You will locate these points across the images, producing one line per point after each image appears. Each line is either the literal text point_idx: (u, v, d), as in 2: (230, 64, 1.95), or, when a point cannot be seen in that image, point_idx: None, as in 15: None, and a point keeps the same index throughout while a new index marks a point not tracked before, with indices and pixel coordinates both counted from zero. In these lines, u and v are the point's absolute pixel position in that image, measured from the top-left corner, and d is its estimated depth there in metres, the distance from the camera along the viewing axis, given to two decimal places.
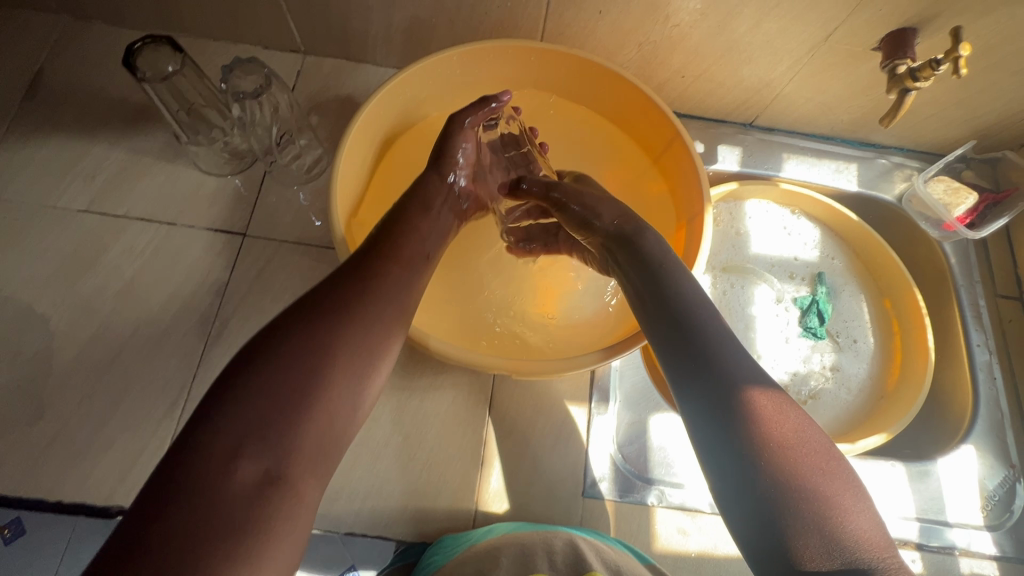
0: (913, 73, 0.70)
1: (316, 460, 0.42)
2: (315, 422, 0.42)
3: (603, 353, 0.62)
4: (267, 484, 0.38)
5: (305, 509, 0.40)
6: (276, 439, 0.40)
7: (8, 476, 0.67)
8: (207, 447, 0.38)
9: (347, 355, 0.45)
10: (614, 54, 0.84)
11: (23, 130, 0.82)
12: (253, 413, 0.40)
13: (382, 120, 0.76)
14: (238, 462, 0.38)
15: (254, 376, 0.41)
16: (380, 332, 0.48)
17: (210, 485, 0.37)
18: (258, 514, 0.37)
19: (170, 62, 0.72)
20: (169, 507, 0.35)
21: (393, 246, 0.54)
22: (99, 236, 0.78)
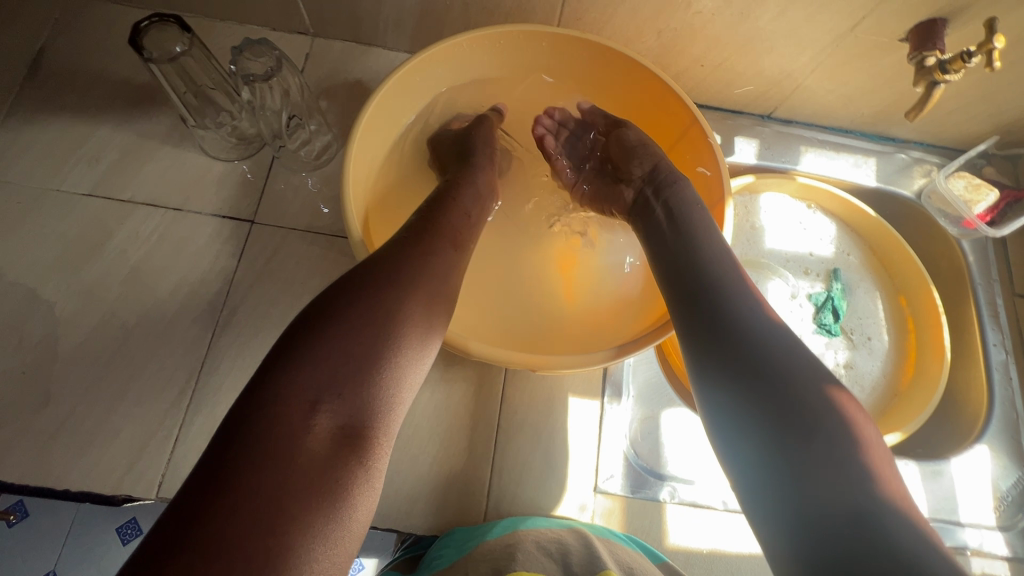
0: (944, 65, 0.67)
1: (387, 416, 0.42)
2: (389, 381, 0.42)
3: (613, 352, 0.61)
4: (342, 440, 0.38)
5: (378, 464, 0.40)
6: (350, 394, 0.40)
7: (12, 464, 0.66)
8: (284, 401, 0.38)
9: (413, 315, 0.45)
10: (632, 41, 0.82)
11: (25, 111, 0.80)
12: (322, 372, 0.39)
13: (394, 106, 0.74)
14: (314, 417, 0.38)
15: (323, 335, 0.41)
16: (440, 297, 0.48)
17: (288, 443, 0.36)
18: (337, 466, 0.37)
19: (177, 42, 0.68)
20: (254, 454, 0.35)
21: (440, 223, 0.55)
22: (103, 221, 0.76)
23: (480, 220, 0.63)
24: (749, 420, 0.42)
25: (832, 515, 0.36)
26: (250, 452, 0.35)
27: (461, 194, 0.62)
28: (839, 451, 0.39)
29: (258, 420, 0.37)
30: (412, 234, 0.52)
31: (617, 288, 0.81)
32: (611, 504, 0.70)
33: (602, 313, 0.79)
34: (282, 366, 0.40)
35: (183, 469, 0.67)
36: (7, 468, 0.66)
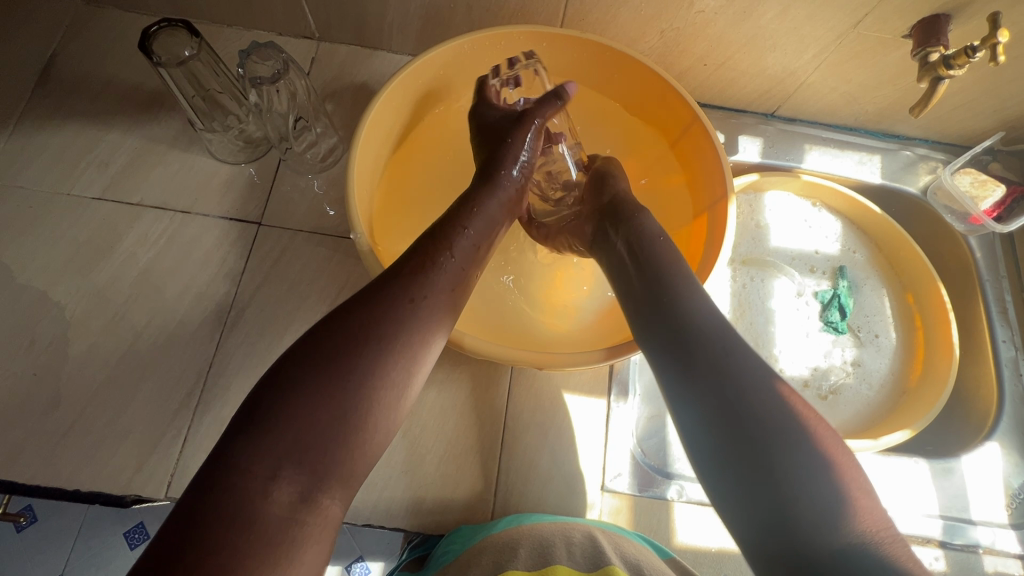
0: (947, 61, 0.68)
1: (353, 476, 0.41)
2: (358, 442, 0.41)
3: (604, 353, 0.61)
4: (303, 505, 0.38)
5: (331, 524, 0.39)
6: (313, 461, 0.38)
7: (23, 464, 0.66)
8: (248, 465, 0.37)
9: (390, 369, 0.43)
10: (634, 41, 0.82)
11: (36, 117, 0.81)
12: (290, 436, 0.38)
13: (399, 108, 0.75)
14: (274, 485, 0.37)
15: (293, 394, 0.40)
16: (421, 346, 0.46)
17: (249, 508, 0.36)
18: (292, 533, 0.37)
19: (186, 46, 0.68)
20: (214, 523, 0.35)
21: (440, 258, 0.51)
22: (113, 224, 0.77)
23: (489, 245, 0.58)
24: (722, 443, 0.44)
25: (781, 528, 0.40)
26: (211, 520, 0.35)
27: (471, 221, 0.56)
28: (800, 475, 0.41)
29: (222, 484, 0.36)
30: (404, 271, 0.49)
31: None
32: (618, 502, 0.70)
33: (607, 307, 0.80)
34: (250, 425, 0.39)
35: (192, 469, 0.67)
36: (17, 469, 0.66)
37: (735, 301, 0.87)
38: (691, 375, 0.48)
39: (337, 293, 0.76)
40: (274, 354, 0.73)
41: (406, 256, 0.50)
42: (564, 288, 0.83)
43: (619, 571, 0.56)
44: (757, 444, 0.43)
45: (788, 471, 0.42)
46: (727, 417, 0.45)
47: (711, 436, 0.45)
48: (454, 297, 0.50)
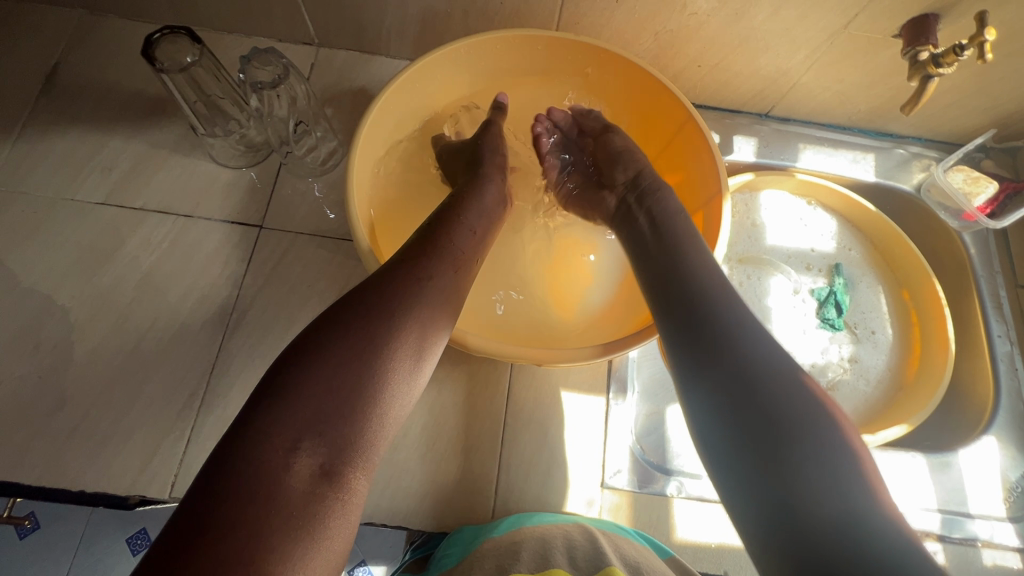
0: (936, 59, 0.69)
1: (370, 452, 0.41)
2: (374, 417, 0.42)
3: (597, 349, 0.62)
4: (323, 478, 0.38)
5: (355, 501, 0.40)
6: (332, 433, 0.39)
7: (29, 466, 0.67)
8: (268, 438, 0.38)
9: (403, 345, 0.45)
10: (629, 43, 0.83)
11: (40, 124, 0.82)
12: (309, 409, 0.39)
13: (396, 112, 0.76)
14: (294, 457, 0.38)
15: (310, 367, 0.41)
16: (431, 325, 0.48)
17: (271, 481, 0.36)
18: (314, 506, 0.37)
19: (188, 54, 0.70)
20: (235, 496, 0.35)
21: (445, 244, 0.54)
22: (116, 228, 0.78)
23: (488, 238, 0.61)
24: (730, 427, 0.43)
25: (799, 532, 0.37)
26: (231, 492, 0.35)
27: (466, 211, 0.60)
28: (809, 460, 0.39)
29: (243, 458, 0.37)
30: (410, 255, 0.51)
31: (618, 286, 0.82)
32: (618, 499, 0.70)
33: (606, 308, 0.80)
34: (269, 400, 0.40)
35: (195, 470, 0.68)
36: (23, 471, 0.67)
37: None
38: (704, 364, 0.46)
39: (338, 294, 0.77)
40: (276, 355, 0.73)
41: (410, 243, 0.54)
42: (562, 287, 0.83)
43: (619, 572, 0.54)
44: (772, 432, 0.41)
45: (808, 460, 0.39)
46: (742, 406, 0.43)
47: (726, 426, 0.43)
48: (459, 282, 0.53)
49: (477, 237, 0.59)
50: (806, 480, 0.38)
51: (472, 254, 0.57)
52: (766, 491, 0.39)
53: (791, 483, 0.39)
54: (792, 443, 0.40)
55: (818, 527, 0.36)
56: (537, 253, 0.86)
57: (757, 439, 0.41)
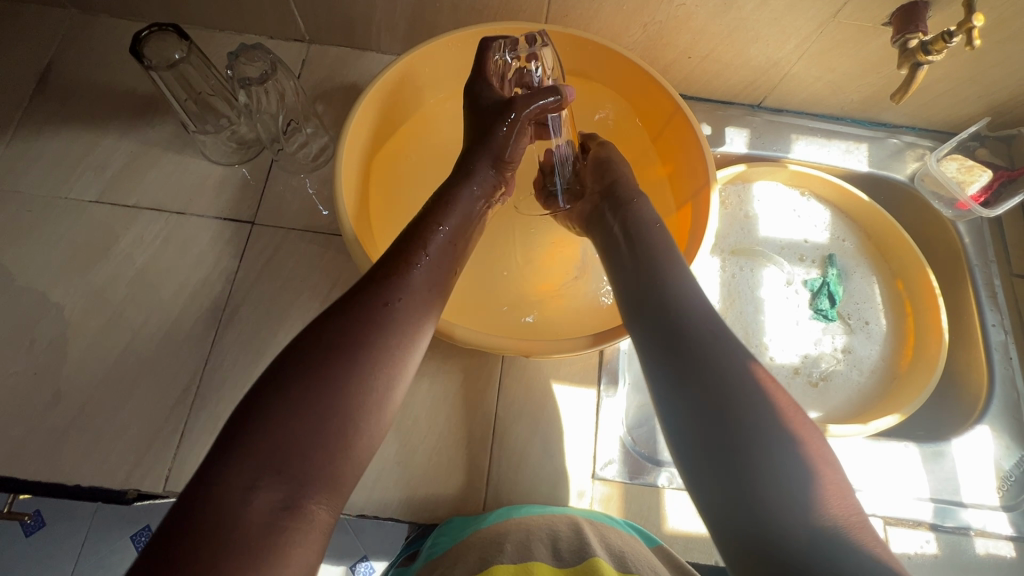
0: (925, 46, 0.68)
1: (337, 483, 0.41)
2: (338, 448, 0.41)
3: (590, 339, 0.62)
4: (282, 514, 0.38)
5: (322, 532, 0.39)
6: (293, 469, 0.39)
7: (25, 461, 0.68)
8: (227, 477, 0.38)
9: (371, 371, 0.44)
10: (618, 35, 0.83)
11: (34, 123, 0.83)
12: (268, 442, 0.39)
13: (385, 106, 0.76)
14: (254, 494, 0.37)
15: (268, 402, 0.40)
16: (400, 348, 0.47)
17: (228, 517, 0.36)
18: (275, 541, 0.37)
19: (176, 49, 0.71)
20: (195, 537, 0.35)
21: (415, 261, 0.53)
22: (110, 226, 0.79)
23: (464, 247, 0.60)
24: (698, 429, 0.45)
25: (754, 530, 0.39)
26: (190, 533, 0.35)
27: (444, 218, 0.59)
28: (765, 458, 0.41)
29: (203, 497, 0.37)
30: (378, 276, 0.50)
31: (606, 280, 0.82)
32: (609, 490, 0.70)
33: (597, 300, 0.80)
34: (230, 436, 0.39)
35: (188, 464, 0.69)
36: (19, 466, 0.68)
37: (724, 291, 0.87)
38: (677, 367, 0.48)
39: (330, 288, 0.77)
40: (268, 350, 0.74)
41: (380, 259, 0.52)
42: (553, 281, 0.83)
43: (604, 565, 0.54)
44: (734, 436, 0.43)
45: (762, 470, 0.41)
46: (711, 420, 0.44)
47: (693, 437, 0.45)
48: (430, 296, 0.52)
49: (448, 243, 0.57)
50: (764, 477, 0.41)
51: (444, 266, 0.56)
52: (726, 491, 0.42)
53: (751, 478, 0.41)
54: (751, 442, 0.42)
55: (769, 540, 0.39)
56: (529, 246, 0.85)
57: (715, 445, 0.43)
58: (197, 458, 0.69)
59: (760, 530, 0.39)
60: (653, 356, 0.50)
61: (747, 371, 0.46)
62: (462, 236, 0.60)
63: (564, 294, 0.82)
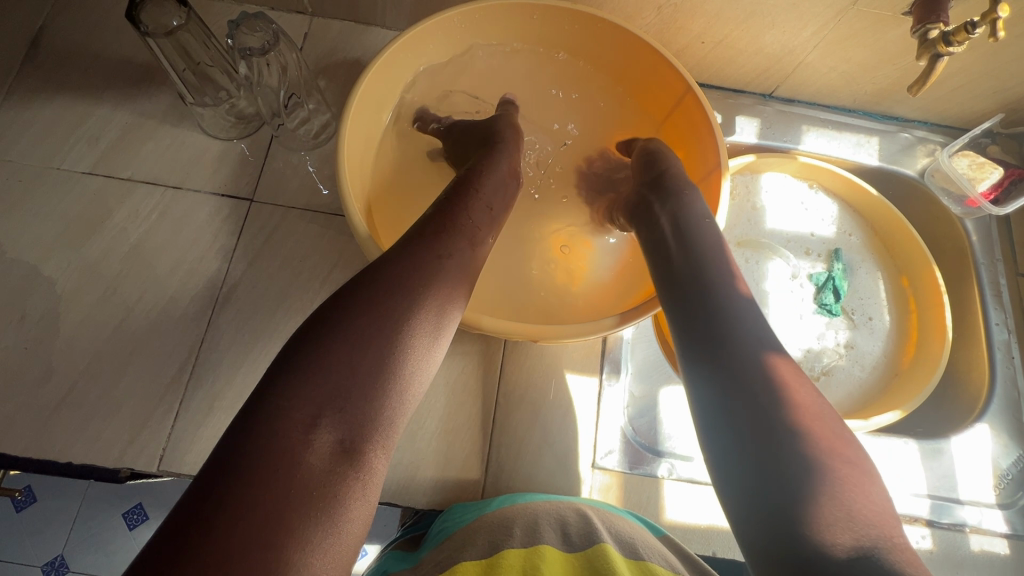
0: (946, 37, 0.65)
1: (388, 432, 0.40)
2: (391, 394, 0.41)
3: (594, 326, 0.61)
4: (342, 456, 0.37)
5: (376, 481, 0.39)
6: (351, 411, 0.38)
7: (16, 437, 0.67)
8: (285, 414, 0.37)
9: (420, 322, 0.44)
10: (631, 17, 0.81)
11: (26, 90, 0.80)
12: (327, 383, 0.38)
13: (389, 83, 0.74)
14: (314, 434, 0.37)
15: (327, 342, 0.40)
16: (448, 302, 0.47)
17: (289, 457, 0.35)
18: (336, 483, 0.36)
19: (174, 16, 0.67)
20: (254, 469, 0.34)
21: (458, 221, 0.53)
22: (104, 199, 0.77)
23: (501, 214, 0.60)
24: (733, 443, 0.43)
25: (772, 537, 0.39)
26: (247, 466, 0.34)
27: (483, 186, 0.60)
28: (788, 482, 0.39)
29: (262, 432, 0.36)
30: (424, 232, 0.50)
31: (611, 271, 0.81)
32: (609, 480, 0.70)
33: (598, 296, 0.78)
34: (285, 374, 0.39)
35: (184, 443, 0.68)
36: (10, 441, 0.67)
37: None
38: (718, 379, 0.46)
39: (330, 269, 0.76)
40: (266, 331, 0.73)
41: (426, 221, 0.52)
42: (557, 273, 0.81)
43: (613, 553, 0.53)
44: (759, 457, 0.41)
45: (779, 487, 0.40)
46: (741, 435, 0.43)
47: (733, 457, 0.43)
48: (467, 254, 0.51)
49: (480, 206, 0.57)
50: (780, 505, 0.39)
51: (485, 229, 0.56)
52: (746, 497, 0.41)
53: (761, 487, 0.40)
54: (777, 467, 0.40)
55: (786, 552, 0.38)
56: (534, 230, 0.84)
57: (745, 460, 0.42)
58: (192, 438, 0.68)
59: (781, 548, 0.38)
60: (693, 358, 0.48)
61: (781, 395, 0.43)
62: (500, 205, 0.61)
63: (566, 285, 0.80)
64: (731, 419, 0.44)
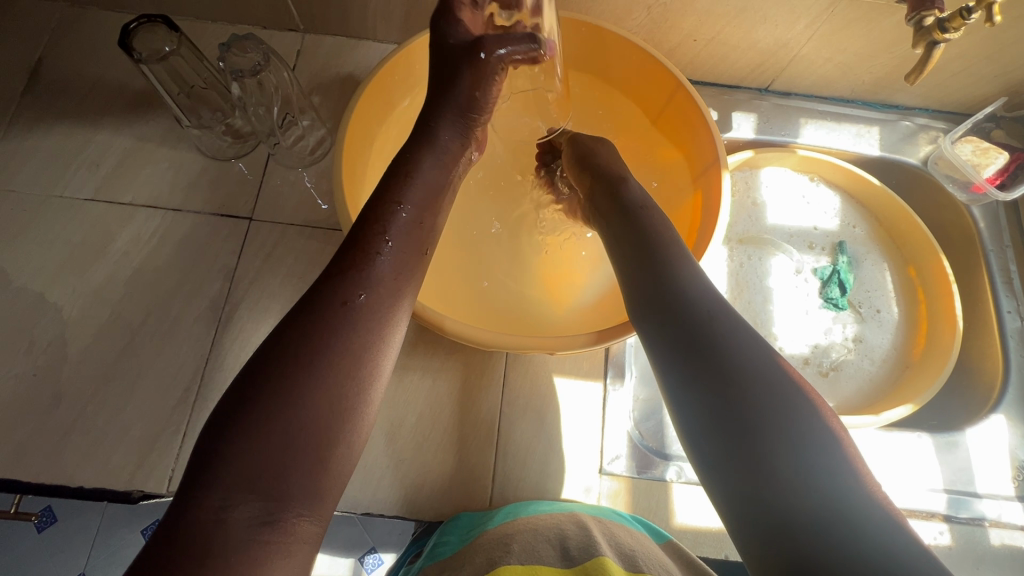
0: (942, 24, 0.63)
1: (316, 493, 0.37)
2: (315, 454, 0.37)
3: (594, 336, 0.60)
4: (261, 526, 0.34)
5: (305, 543, 0.36)
6: (268, 478, 0.35)
7: (28, 464, 0.68)
8: (200, 492, 0.35)
9: (360, 369, 0.41)
10: (621, 19, 0.81)
11: (26, 120, 0.81)
12: (238, 451, 0.36)
13: (382, 101, 0.74)
14: (229, 509, 0.34)
15: (241, 408, 0.37)
16: (372, 340, 0.43)
17: (199, 539, 0.33)
18: (255, 557, 0.33)
19: (166, 42, 0.69)
20: (167, 555, 0.32)
21: (380, 241, 0.48)
22: (106, 224, 0.78)
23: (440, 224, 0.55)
24: (716, 432, 0.42)
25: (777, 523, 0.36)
26: (163, 548, 0.33)
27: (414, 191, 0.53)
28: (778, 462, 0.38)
29: (178, 514, 0.34)
30: (343, 262, 0.46)
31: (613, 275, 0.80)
32: (617, 485, 0.70)
33: (604, 297, 0.77)
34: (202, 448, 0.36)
35: None
36: (23, 468, 0.67)
37: (733, 280, 0.86)
38: (691, 370, 0.45)
39: None
40: None
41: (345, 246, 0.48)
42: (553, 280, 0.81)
43: (612, 565, 0.53)
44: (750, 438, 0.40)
45: (781, 467, 0.38)
46: (724, 424, 0.42)
47: (718, 443, 0.41)
48: (414, 290, 0.48)
49: (426, 220, 0.52)
50: (784, 487, 0.37)
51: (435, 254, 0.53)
52: (740, 489, 0.39)
53: (761, 466, 0.39)
54: (769, 451, 0.39)
55: (785, 519, 0.36)
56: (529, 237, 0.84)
57: (730, 439, 0.41)
58: None
59: (790, 519, 0.36)
60: (669, 359, 0.48)
61: (762, 374, 0.43)
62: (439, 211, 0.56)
63: (565, 291, 0.80)
64: (713, 408, 0.43)
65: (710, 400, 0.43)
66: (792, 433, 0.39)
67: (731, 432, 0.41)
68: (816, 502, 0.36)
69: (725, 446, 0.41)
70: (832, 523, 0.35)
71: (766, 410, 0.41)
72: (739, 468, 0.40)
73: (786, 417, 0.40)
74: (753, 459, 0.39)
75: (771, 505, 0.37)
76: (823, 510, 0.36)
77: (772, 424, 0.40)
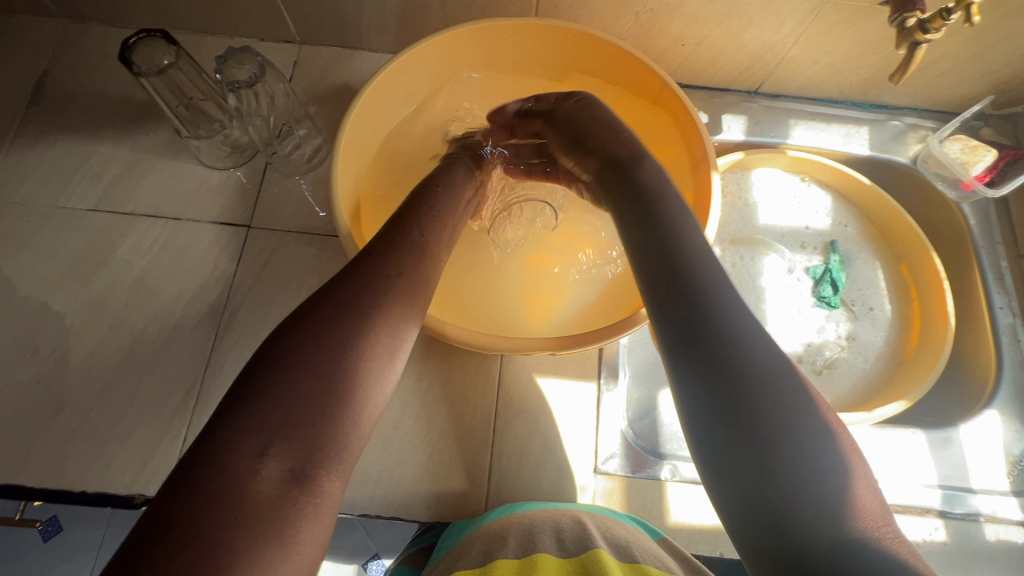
0: (923, 24, 0.64)
1: (342, 459, 0.40)
2: (343, 421, 0.41)
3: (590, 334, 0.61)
4: (292, 482, 0.37)
5: (331, 504, 0.39)
6: (301, 436, 0.39)
7: (33, 469, 0.69)
8: (233, 443, 0.37)
9: (374, 341, 0.44)
10: (610, 25, 0.82)
11: (30, 133, 0.83)
12: (275, 411, 0.39)
13: (377, 109, 0.76)
14: (264, 461, 0.37)
15: (274, 373, 0.40)
16: (398, 324, 0.46)
17: (233, 487, 0.35)
18: (287, 512, 0.36)
19: (165, 55, 0.70)
20: (198, 497, 0.34)
21: (408, 237, 0.53)
22: (108, 234, 0.79)
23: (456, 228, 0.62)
24: (716, 417, 0.42)
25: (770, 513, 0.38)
26: (194, 489, 0.35)
27: (435, 202, 0.60)
28: (776, 455, 0.39)
29: (207, 462, 0.36)
30: (375, 251, 0.50)
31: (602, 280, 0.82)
32: (612, 484, 0.70)
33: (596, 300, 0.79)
34: (233, 406, 0.39)
35: None
36: (28, 472, 0.69)
37: None
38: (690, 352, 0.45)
39: None
40: None
41: (377, 239, 0.52)
42: (544, 285, 0.83)
43: (606, 556, 0.52)
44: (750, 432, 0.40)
45: (780, 462, 0.39)
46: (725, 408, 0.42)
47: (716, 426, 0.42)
48: (425, 275, 0.52)
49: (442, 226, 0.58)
50: (783, 482, 0.38)
51: (439, 245, 0.56)
52: (738, 476, 0.40)
53: (760, 457, 0.39)
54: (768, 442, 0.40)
55: (779, 508, 0.38)
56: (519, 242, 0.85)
57: (727, 420, 0.41)
58: None
59: (785, 513, 0.37)
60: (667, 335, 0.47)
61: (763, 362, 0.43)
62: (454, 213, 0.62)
63: (555, 295, 0.82)
64: (714, 394, 0.42)
65: (710, 382, 0.43)
66: (791, 426, 0.40)
67: (731, 420, 0.41)
68: (810, 501, 0.37)
69: (724, 433, 0.41)
70: (827, 526, 0.36)
71: (765, 402, 0.41)
72: (738, 457, 0.40)
73: (781, 404, 0.41)
74: (751, 448, 0.40)
75: (766, 497, 0.38)
76: (816, 506, 0.37)
77: (772, 415, 0.40)
